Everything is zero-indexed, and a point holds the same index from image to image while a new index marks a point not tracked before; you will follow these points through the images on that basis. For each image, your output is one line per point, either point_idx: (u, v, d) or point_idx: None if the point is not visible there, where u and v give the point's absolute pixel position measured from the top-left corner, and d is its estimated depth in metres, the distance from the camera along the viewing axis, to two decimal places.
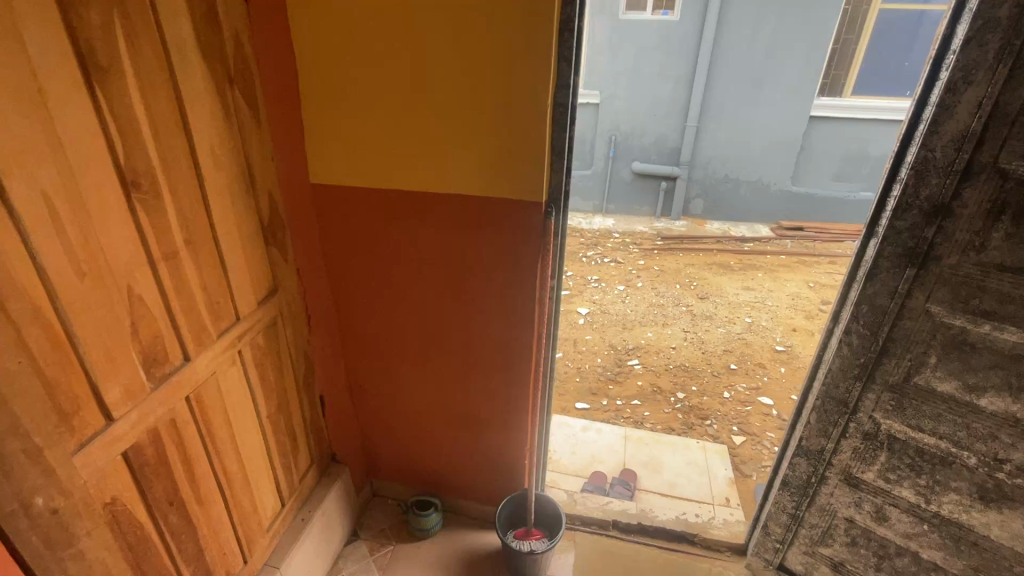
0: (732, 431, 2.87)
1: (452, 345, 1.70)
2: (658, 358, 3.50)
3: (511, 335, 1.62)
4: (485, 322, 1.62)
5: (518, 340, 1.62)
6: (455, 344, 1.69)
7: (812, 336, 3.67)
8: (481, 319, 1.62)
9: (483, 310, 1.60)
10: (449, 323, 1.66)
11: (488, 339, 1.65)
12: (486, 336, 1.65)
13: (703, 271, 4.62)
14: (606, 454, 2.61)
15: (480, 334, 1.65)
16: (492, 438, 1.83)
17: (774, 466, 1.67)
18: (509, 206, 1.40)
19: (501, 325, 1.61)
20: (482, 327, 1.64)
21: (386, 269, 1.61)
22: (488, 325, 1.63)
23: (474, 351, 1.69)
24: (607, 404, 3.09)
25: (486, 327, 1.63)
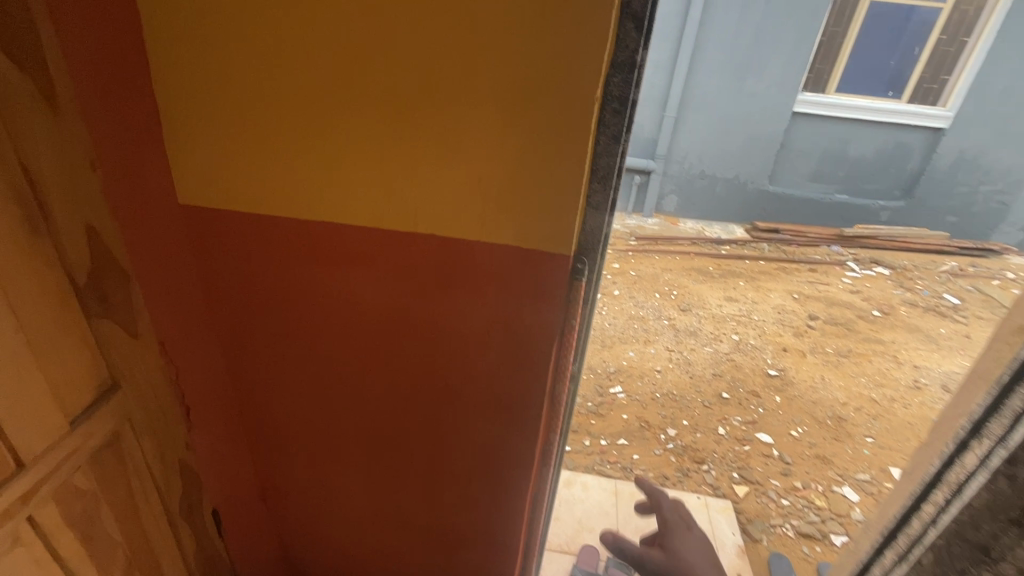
0: (732, 479, 2.48)
1: (414, 443, 1.16)
2: (643, 384, 3.08)
3: (504, 438, 1.10)
4: (466, 417, 1.09)
5: (514, 444, 1.10)
6: (420, 443, 1.15)
7: (804, 357, 3.36)
8: (461, 414, 1.08)
9: (464, 402, 1.06)
10: (411, 416, 1.12)
11: (469, 439, 1.12)
12: (466, 436, 1.12)
13: (683, 278, 4.25)
14: (595, 520, 2.15)
15: (458, 433, 1.12)
16: (468, 560, 1.32)
17: None
18: (515, 261, 0.86)
19: (491, 424, 1.08)
20: (460, 425, 1.10)
21: (313, 339, 1.04)
22: (471, 423, 1.09)
23: (447, 453, 1.15)
24: (589, 445, 2.63)
25: (468, 425, 1.10)
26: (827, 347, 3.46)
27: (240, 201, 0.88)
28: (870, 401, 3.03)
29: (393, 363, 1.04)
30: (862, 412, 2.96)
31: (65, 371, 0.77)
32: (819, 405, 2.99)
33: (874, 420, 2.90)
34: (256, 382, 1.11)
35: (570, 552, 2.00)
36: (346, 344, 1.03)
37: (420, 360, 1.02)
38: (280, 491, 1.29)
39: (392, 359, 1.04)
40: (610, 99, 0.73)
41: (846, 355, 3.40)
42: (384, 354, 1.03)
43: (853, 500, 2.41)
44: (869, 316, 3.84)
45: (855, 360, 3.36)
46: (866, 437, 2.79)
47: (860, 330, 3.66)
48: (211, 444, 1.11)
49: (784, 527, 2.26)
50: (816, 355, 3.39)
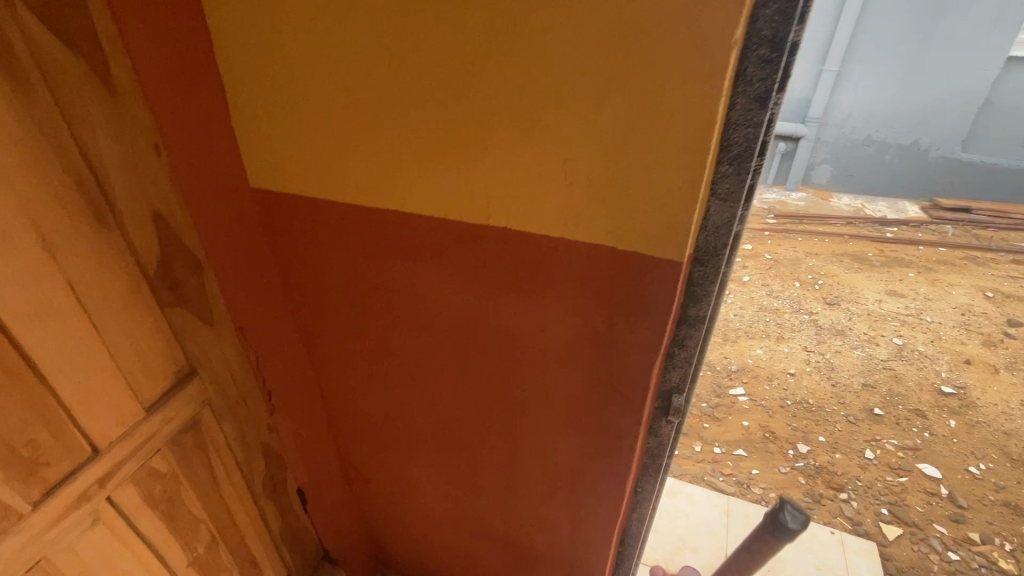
0: (880, 516, 2.05)
1: (490, 453, 1.05)
2: (771, 388, 2.68)
3: (589, 464, 0.93)
4: (546, 436, 0.94)
5: (601, 474, 0.93)
6: (496, 454, 1.04)
7: (996, 374, 2.66)
8: (540, 431, 0.94)
9: (544, 419, 0.92)
10: (486, 427, 1.00)
11: (550, 459, 0.98)
12: (546, 455, 0.97)
13: (832, 266, 3.61)
14: (700, 539, 1.91)
15: (537, 450, 0.98)
16: None
17: None
18: (608, 264, 0.68)
19: (575, 448, 0.93)
20: (540, 443, 0.96)
21: (385, 334, 0.96)
22: (552, 443, 0.95)
23: (525, 469, 1.03)
24: (700, 452, 2.36)
25: (548, 445, 0.95)
26: None
27: (306, 185, 0.81)
28: None
29: (466, 368, 0.93)
30: None
31: (138, 359, 0.76)
32: (1013, 437, 2.35)
33: None
34: (335, 371, 1.07)
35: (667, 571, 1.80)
36: (418, 344, 0.94)
37: (496, 368, 0.89)
38: (362, 476, 1.28)
39: (466, 363, 0.92)
40: (756, 42, 0.51)
41: None
42: (457, 358, 0.92)
43: None
44: None
45: None
46: None
47: None
48: (293, 429, 1.10)
49: None
50: (1014, 372, 2.67)
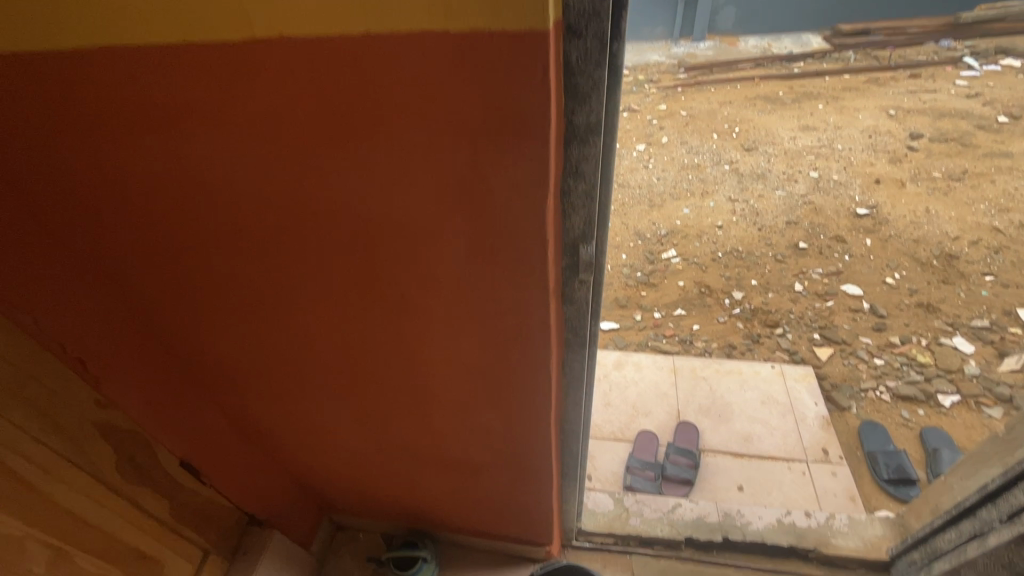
0: (812, 341, 2.13)
1: (386, 374, 0.85)
2: (701, 244, 2.66)
3: (501, 359, 0.76)
4: (442, 339, 0.75)
5: (516, 367, 0.77)
6: (394, 376, 0.85)
7: (903, 188, 2.74)
8: (434, 335, 0.74)
9: (432, 319, 0.71)
10: (370, 346, 0.79)
11: (456, 365, 0.79)
12: (449, 362, 0.79)
13: (746, 112, 3.51)
14: (651, 403, 1.92)
15: (438, 359, 0.79)
16: (494, 480, 1.10)
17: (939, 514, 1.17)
18: (445, 69, 0.43)
19: (479, 345, 0.74)
20: (437, 349, 0.77)
21: (191, 255, 0.68)
22: (452, 346, 0.76)
23: (434, 382, 0.84)
24: (641, 320, 2.34)
25: (448, 349, 0.76)
26: (934, 172, 2.79)
27: None
28: (991, 232, 2.45)
29: (315, 279, 0.68)
30: (979, 246, 2.41)
31: None
32: (922, 243, 2.46)
33: (995, 255, 2.35)
34: (159, 316, 0.81)
35: (625, 440, 1.80)
36: (239, 260, 0.68)
37: (350, 269, 0.66)
38: (258, 429, 1.08)
39: (312, 273, 0.68)
40: None
41: (959, 179, 2.73)
42: (296, 268, 0.67)
43: (966, 353, 1.99)
44: (993, 125, 3.02)
45: (971, 184, 2.70)
46: (984, 275, 2.28)
47: (979, 145, 2.91)
48: (130, 401, 0.86)
49: (877, 392, 1.92)
50: (920, 183, 2.75)
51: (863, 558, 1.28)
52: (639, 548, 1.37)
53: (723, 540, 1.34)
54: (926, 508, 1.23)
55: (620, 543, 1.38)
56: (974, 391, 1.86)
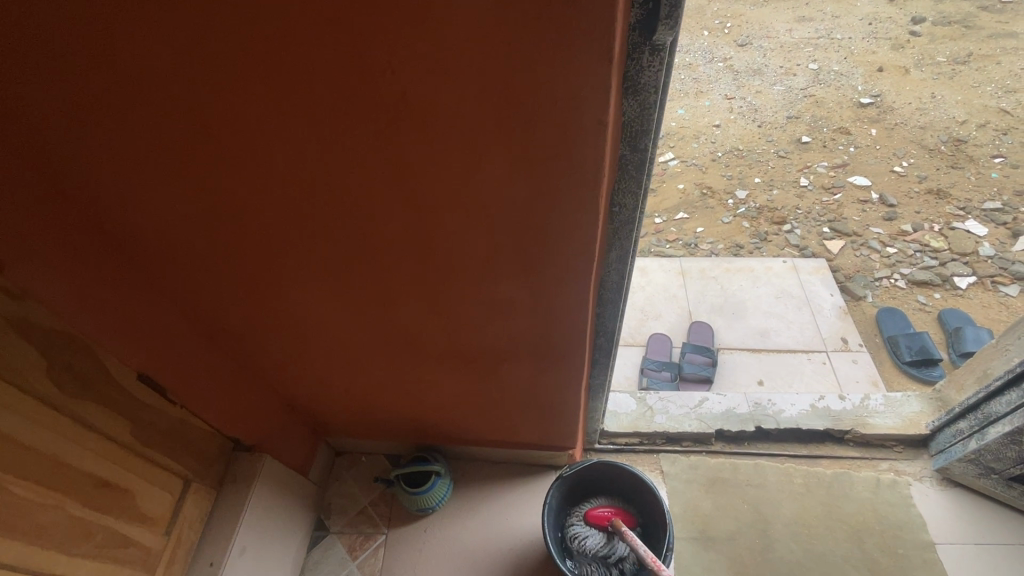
0: (823, 235, 2.02)
1: (384, 234, 0.66)
2: (699, 145, 2.48)
3: (537, 192, 0.58)
4: (456, 166, 0.55)
5: (555, 201, 0.59)
6: (394, 235, 0.66)
7: (907, 75, 2.58)
8: (446, 161, 0.54)
9: (443, 132, 0.51)
10: (359, 192, 0.59)
11: (475, 210, 0.61)
12: (466, 204, 0.60)
13: (738, 5, 3.24)
14: (661, 307, 1.80)
15: (451, 200, 0.60)
16: (515, 371, 0.96)
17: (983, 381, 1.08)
18: None
19: (507, 171, 0.55)
20: (450, 185, 0.57)
21: (74, 37, 0.45)
22: (471, 177, 0.56)
23: (446, 238, 0.66)
24: (642, 227, 2.18)
25: (465, 184, 0.57)
26: (938, 57, 2.63)
27: None
28: (999, 114, 2.34)
29: (271, 72, 0.47)
30: (988, 129, 2.30)
31: None
32: (929, 129, 2.33)
33: (1004, 137, 2.25)
34: (58, 166, 0.58)
35: (637, 345, 1.69)
36: (148, 44, 0.45)
37: (321, 49, 0.44)
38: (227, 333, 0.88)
39: (265, 61, 0.46)
40: None
41: (964, 62, 2.58)
42: (237, 53, 0.45)
43: (980, 235, 1.92)
44: (996, 5, 2.85)
45: (976, 66, 2.55)
46: (994, 158, 2.18)
47: (983, 27, 2.75)
48: (43, 293, 0.64)
49: (892, 279, 1.84)
50: (924, 69, 2.59)
51: (901, 435, 1.21)
52: (666, 446, 1.28)
53: (755, 430, 1.25)
54: (971, 377, 1.15)
55: (645, 442, 1.29)
56: (989, 271, 1.80)
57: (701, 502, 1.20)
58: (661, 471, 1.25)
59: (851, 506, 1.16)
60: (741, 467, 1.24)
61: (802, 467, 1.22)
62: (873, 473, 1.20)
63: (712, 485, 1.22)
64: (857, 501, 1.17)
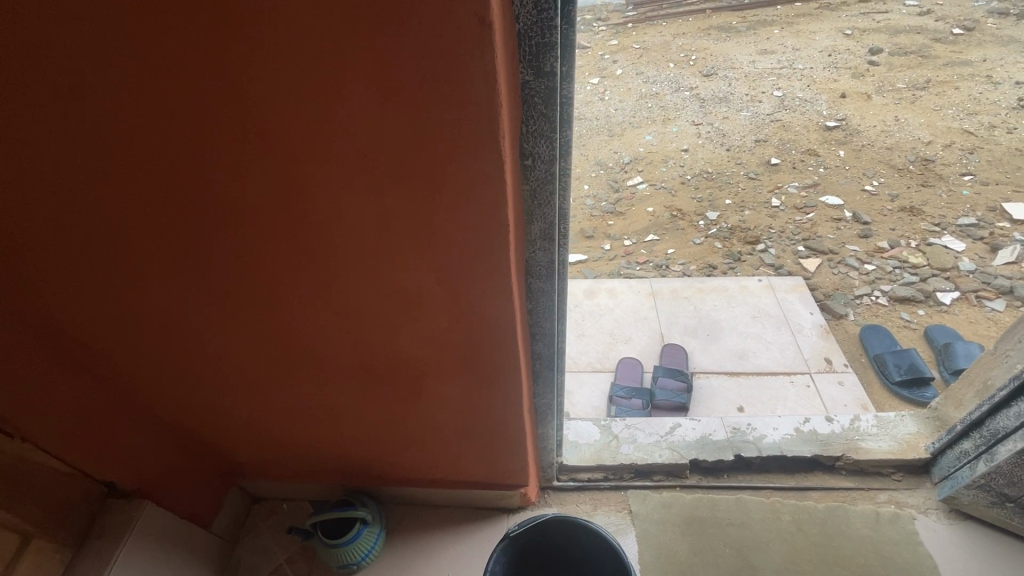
0: (798, 253, 1.93)
1: (244, 190, 0.53)
2: (668, 168, 2.43)
3: (416, 122, 0.45)
4: (308, 80, 0.43)
5: (443, 137, 0.47)
6: (255, 190, 0.53)
7: (869, 100, 2.60)
8: (292, 72, 0.43)
9: (279, 26, 0.40)
10: (197, 123, 0.47)
11: (346, 152, 0.48)
12: (333, 142, 0.48)
13: (701, 41, 3.31)
14: (631, 329, 1.67)
15: (313, 137, 0.47)
16: (443, 390, 0.80)
17: (986, 389, 0.96)
18: None
19: (372, 89, 0.43)
20: (306, 111, 0.45)
21: None
22: (329, 100, 0.44)
23: (320, 197, 0.53)
24: (611, 249, 2.08)
25: (327, 111, 0.45)
26: (898, 84, 2.67)
27: None
28: (963, 135, 2.34)
29: None
30: (954, 149, 2.28)
31: None
32: (896, 150, 2.32)
33: (970, 155, 2.23)
34: None
35: (605, 371, 1.54)
36: None
37: None
38: (83, 340, 0.73)
39: None
40: None
41: (924, 88, 2.61)
42: None
43: (958, 250, 1.84)
44: (948, 37, 2.94)
45: (936, 92, 2.59)
46: (963, 176, 2.15)
47: (938, 56, 2.82)
48: None
49: (872, 297, 1.74)
50: (885, 94, 2.62)
51: (898, 461, 1.07)
52: (635, 481, 1.11)
53: (735, 460, 1.10)
54: (971, 391, 1.01)
55: (611, 477, 1.12)
56: (972, 286, 1.72)
57: (676, 548, 1.02)
58: (629, 511, 1.07)
59: (850, 548, 0.99)
60: (720, 504, 1.07)
61: (790, 501, 1.06)
62: (871, 507, 1.04)
63: (689, 526, 1.04)
64: (856, 540, 1.00)
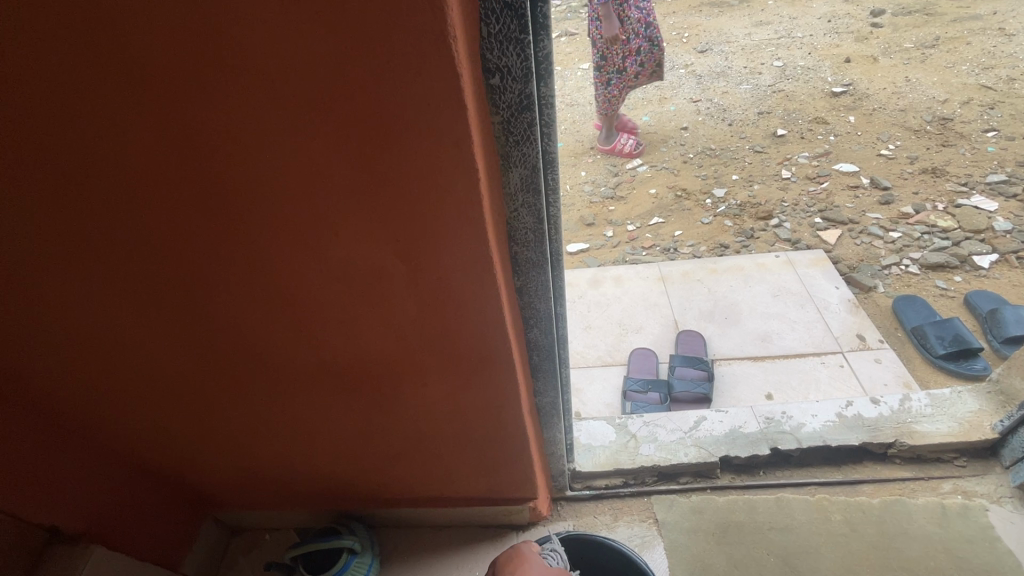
0: (815, 225, 1.79)
1: (130, 138, 0.41)
2: (668, 148, 2.30)
3: (331, 19, 0.33)
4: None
5: (369, 35, 0.34)
6: (144, 140, 0.41)
7: (876, 62, 2.46)
8: None
9: None
10: (53, 45, 0.36)
11: (248, 72, 0.36)
12: (231, 68, 0.36)
13: (693, 18, 3.19)
14: (641, 317, 1.53)
15: (205, 60, 0.36)
16: (423, 393, 0.67)
17: None
18: None
19: None
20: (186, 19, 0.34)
21: None
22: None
23: (229, 145, 0.41)
24: (614, 235, 1.95)
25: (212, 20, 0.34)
26: (905, 43, 2.53)
27: None
28: (981, 90, 2.19)
29: None
30: (973, 105, 2.14)
31: None
32: (910, 111, 2.18)
33: (991, 110, 2.09)
34: None
35: (616, 365, 1.41)
36: None
37: None
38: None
39: None
40: None
41: (933, 46, 2.48)
42: None
43: (991, 210, 1.70)
44: None
45: (947, 49, 2.44)
46: (986, 132, 2.00)
47: (944, 13, 2.68)
48: None
49: (901, 266, 1.60)
50: (893, 55, 2.48)
51: (961, 444, 0.93)
52: (659, 485, 0.98)
53: (771, 454, 0.96)
54: None
55: (632, 482, 0.98)
56: (1011, 246, 1.57)
57: (712, 560, 0.89)
58: (655, 521, 0.94)
59: (914, 549, 0.86)
60: (759, 506, 0.93)
61: (838, 498, 0.92)
62: (934, 500, 0.90)
63: (725, 535, 0.91)
64: (921, 539, 0.86)
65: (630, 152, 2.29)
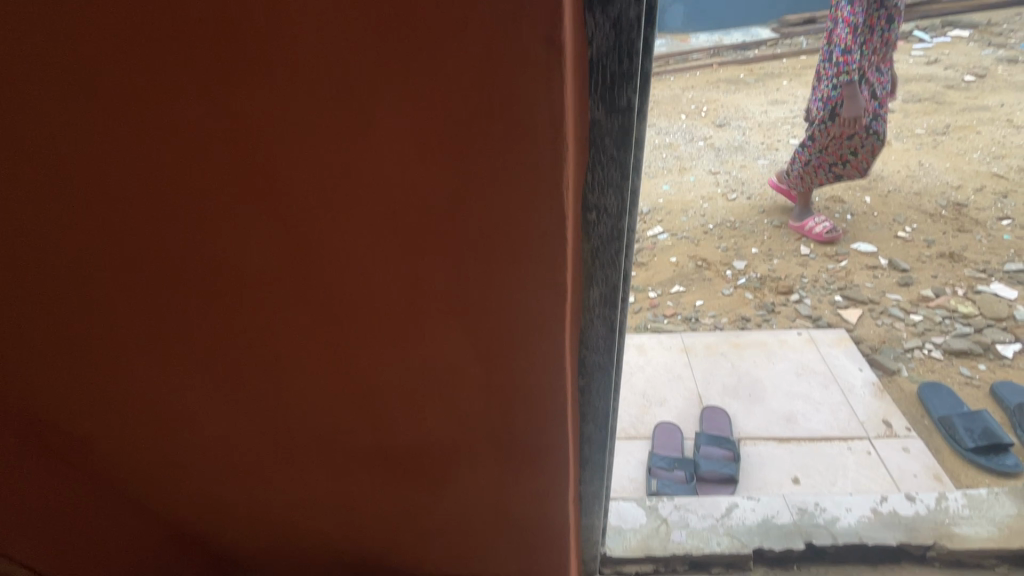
0: (836, 303, 1.81)
1: (238, 257, 0.43)
2: (688, 217, 2.37)
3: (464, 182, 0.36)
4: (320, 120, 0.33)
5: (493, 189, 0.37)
6: (257, 261, 0.43)
7: (889, 146, 2.56)
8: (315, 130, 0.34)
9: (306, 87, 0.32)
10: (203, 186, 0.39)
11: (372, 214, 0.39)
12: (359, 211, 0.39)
13: (711, 93, 3.36)
14: (665, 389, 1.54)
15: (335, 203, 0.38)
16: (472, 478, 0.68)
17: None
18: None
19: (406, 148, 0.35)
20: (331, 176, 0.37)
21: None
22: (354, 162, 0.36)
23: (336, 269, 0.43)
24: (635, 301, 1.97)
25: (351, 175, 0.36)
26: (917, 129, 2.65)
27: None
28: (993, 178, 2.27)
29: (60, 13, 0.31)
30: (987, 193, 2.20)
31: None
32: (925, 195, 2.24)
33: (1004, 199, 2.15)
34: None
35: (640, 437, 1.41)
36: None
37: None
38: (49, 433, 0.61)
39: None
40: None
41: (944, 133, 2.59)
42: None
43: (1011, 298, 1.72)
44: (960, 84, 2.95)
45: (958, 137, 2.55)
46: (1001, 220, 2.06)
47: (953, 102, 2.81)
48: None
49: (924, 350, 1.61)
50: (905, 140, 2.58)
51: (1002, 551, 0.91)
52: None
53: (806, 549, 0.94)
54: None
55: (662, 571, 0.96)
56: None
57: None
58: None
59: None
60: None
61: None
62: None
63: None
64: None
65: (821, 235, 2.09)
